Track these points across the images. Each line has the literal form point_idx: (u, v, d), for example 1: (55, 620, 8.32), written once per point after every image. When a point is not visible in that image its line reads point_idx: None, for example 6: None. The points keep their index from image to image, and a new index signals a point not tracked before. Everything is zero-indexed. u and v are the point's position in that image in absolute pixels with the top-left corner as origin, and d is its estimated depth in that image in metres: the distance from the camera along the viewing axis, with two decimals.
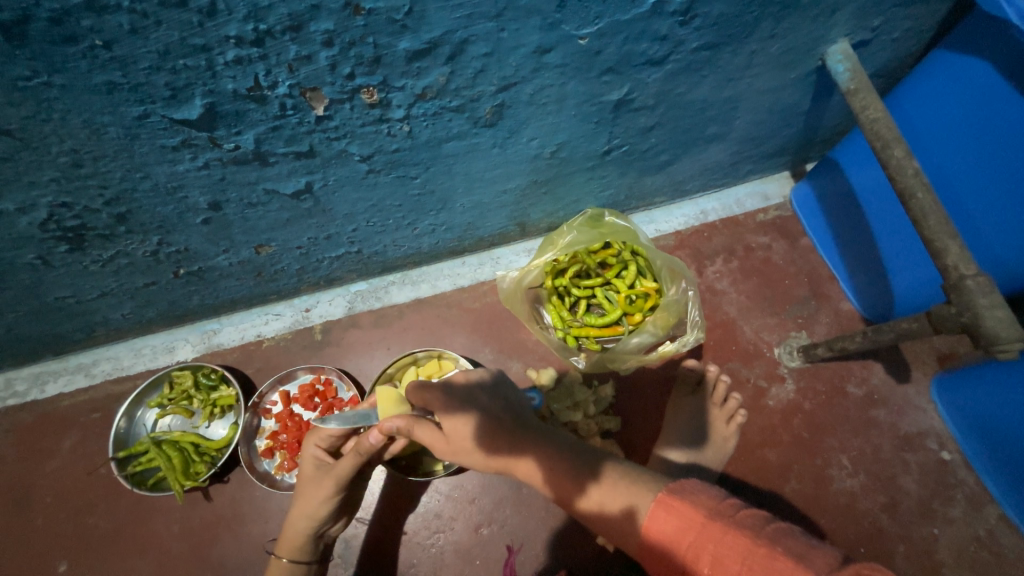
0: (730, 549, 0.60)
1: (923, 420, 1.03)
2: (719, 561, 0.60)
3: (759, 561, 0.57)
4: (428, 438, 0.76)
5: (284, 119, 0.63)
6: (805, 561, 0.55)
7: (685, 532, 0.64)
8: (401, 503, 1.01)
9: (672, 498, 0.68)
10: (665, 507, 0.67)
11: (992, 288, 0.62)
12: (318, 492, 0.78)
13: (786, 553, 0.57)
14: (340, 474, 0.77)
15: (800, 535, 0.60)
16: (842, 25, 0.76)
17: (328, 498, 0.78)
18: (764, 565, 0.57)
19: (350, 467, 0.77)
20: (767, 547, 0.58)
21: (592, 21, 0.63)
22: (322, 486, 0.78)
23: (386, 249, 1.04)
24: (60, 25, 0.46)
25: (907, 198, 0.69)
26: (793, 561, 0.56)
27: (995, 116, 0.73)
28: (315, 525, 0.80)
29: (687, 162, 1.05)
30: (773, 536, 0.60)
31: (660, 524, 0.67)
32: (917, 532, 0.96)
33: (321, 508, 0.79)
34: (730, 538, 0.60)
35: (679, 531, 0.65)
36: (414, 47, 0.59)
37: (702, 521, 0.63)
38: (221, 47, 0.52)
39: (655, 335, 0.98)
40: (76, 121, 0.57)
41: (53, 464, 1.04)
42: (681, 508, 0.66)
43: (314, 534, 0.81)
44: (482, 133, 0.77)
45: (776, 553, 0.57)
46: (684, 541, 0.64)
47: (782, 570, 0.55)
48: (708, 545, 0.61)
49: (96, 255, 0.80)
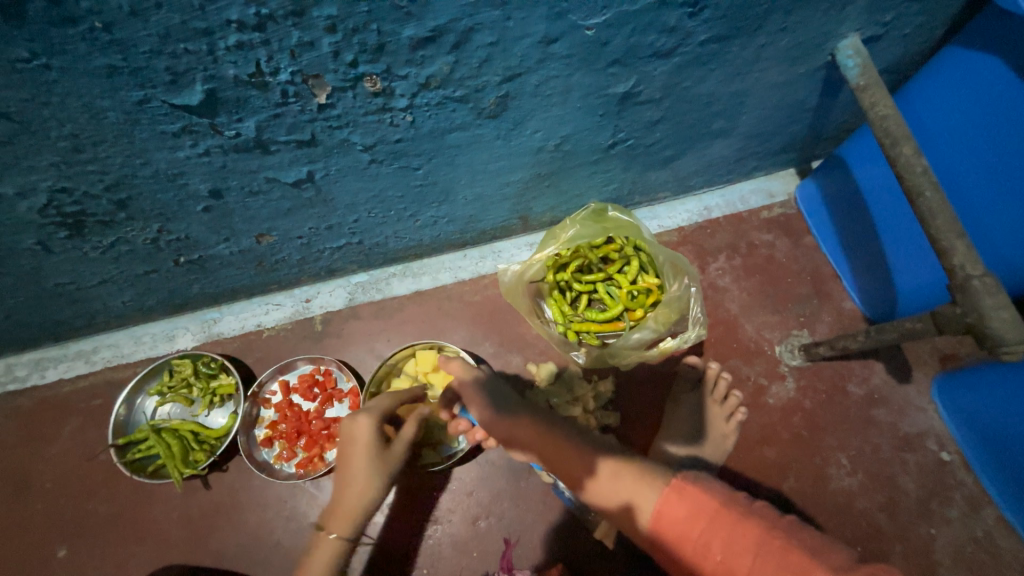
0: (743, 537, 0.67)
1: (923, 420, 1.03)
2: (731, 546, 0.67)
3: (773, 551, 0.65)
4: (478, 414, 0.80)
5: (285, 107, 0.63)
6: (820, 556, 0.63)
7: (696, 517, 0.70)
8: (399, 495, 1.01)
9: (686, 483, 0.73)
10: (678, 491, 0.72)
11: (999, 288, 0.62)
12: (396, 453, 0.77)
13: (800, 547, 0.65)
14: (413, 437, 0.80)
15: (807, 537, 0.66)
16: (854, 19, 0.75)
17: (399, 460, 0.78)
18: (778, 554, 0.64)
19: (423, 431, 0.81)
20: (781, 539, 0.66)
21: (599, 11, 0.62)
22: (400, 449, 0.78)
23: (387, 240, 1.04)
24: (59, 6, 0.45)
25: (915, 196, 0.68)
26: (807, 553, 0.64)
27: (1004, 115, 0.73)
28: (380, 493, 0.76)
29: (690, 158, 1.04)
30: (787, 528, 0.68)
31: (673, 507, 0.72)
32: (914, 532, 0.96)
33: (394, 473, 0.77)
34: (743, 528, 0.68)
35: (692, 515, 0.71)
36: (419, 35, 0.58)
37: (716, 508, 0.70)
38: (222, 32, 0.51)
39: (655, 331, 0.97)
40: (75, 105, 0.56)
41: (53, 449, 1.04)
42: (695, 494, 0.72)
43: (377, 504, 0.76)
44: (485, 124, 0.77)
45: (790, 546, 0.65)
46: (695, 525, 0.70)
47: (796, 560, 0.63)
48: (720, 530, 0.68)
49: (96, 241, 0.80)
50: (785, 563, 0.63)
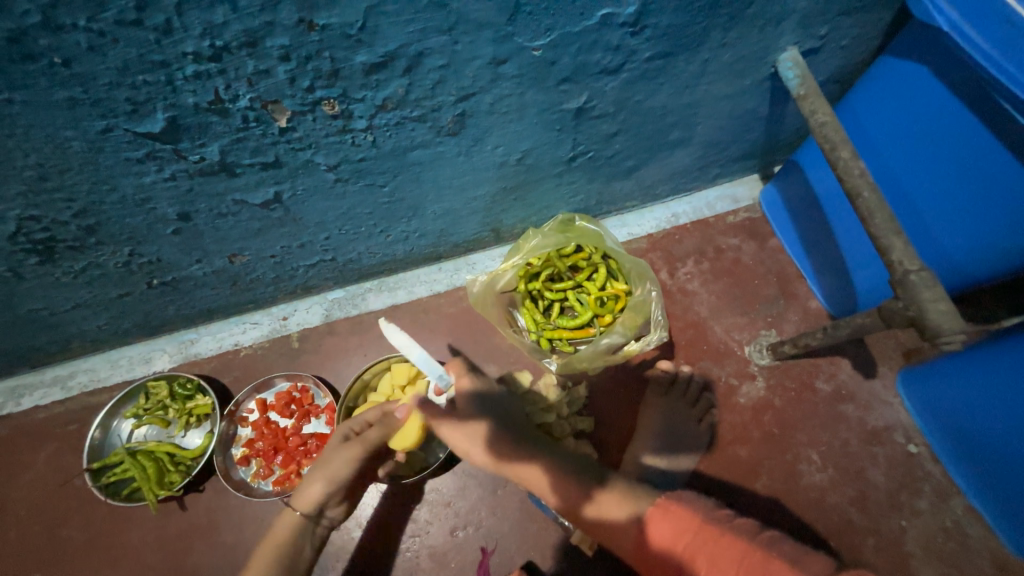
0: (724, 550, 0.68)
1: (889, 413, 1.05)
2: (716, 560, 0.67)
3: (755, 561, 0.65)
4: (494, 409, 0.82)
5: (247, 132, 0.65)
6: (799, 564, 0.62)
7: (682, 534, 0.72)
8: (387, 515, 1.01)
9: (670, 503, 0.76)
10: (664, 511, 0.75)
11: (935, 281, 0.65)
12: (344, 451, 0.83)
13: (780, 557, 0.64)
14: (370, 440, 0.84)
15: (786, 548, 0.66)
16: (790, 34, 0.79)
17: (353, 460, 0.83)
18: (759, 565, 0.64)
19: (380, 435, 0.85)
20: (761, 550, 0.66)
21: (544, 33, 0.65)
22: (351, 446, 0.83)
23: (360, 256, 1.06)
24: (19, 45, 0.48)
25: (854, 197, 0.72)
26: (786, 562, 0.63)
27: (932, 120, 0.77)
28: (331, 490, 0.83)
29: (653, 167, 1.08)
30: (765, 541, 0.68)
31: (658, 526, 0.74)
32: (885, 525, 0.98)
33: (343, 472, 0.83)
34: (725, 541, 0.68)
35: (677, 532, 0.72)
36: (371, 60, 0.61)
37: (698, 525, 0.72)
38: (179, 63, 0.54)
39: (623, 335, 0.98)
40: (40, 137, 0.58)
41: (27, 477, 1.04)
42: (678, 512, 0.74)
43: (328, 495, 0.83)
44: (446, 142, 0.80)
45: (770, 556, 0.65)
46: (681, 542, 0.71)
47: (777, 569, 0.63)
48: (705, 545, 0.69)
49: (68, 266, 0.81)
50: (766, 571, 0.63)
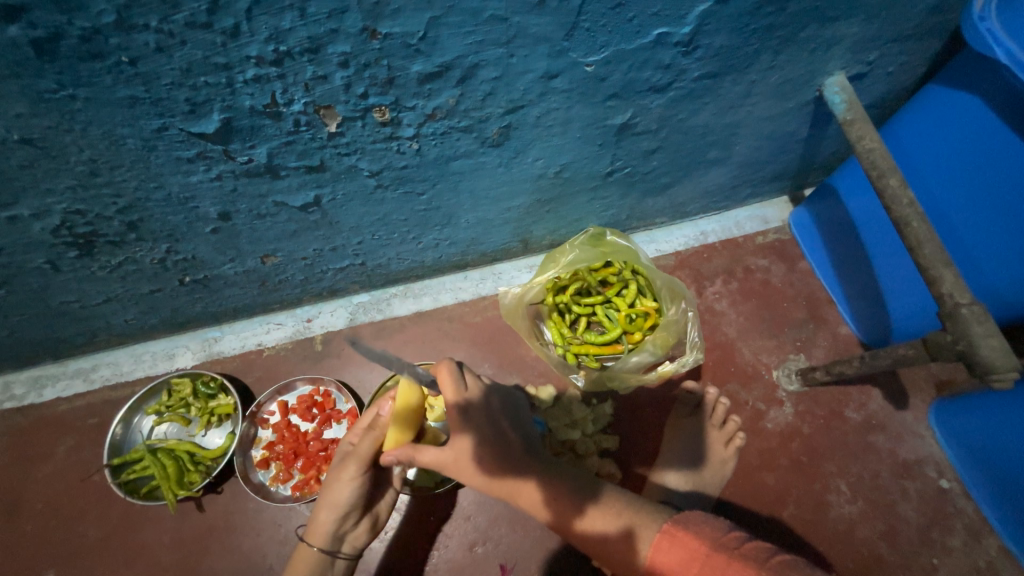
0: None
1: (921, 446, 1.03)
2: None
3: None
4: (485, 418, 0.74)
5: (296, 135, 0.65)
6: None
7: (688, 563, 0.66)
8: (406, 528, 0.99)
9: (676, 528, 0.70)
10: (670, 538, 0.69)
11: (987, 316, 0.63)
12: (341, 474, 0.78)
13: None
14: (360, 455, 0.78)
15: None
16: (839, 59, 0.79)
17: (351, 480, 0.78)
18: None
19: (370, 445, 0.78)
20: None
21: (598, 49, 0.65)
22: (346, 467, 0.78)
23: (389, 261, 1.06)
24: (89, 43, 0.48)
25: (902, 226, 0.71)
26: None
27: (981, 148, 0.76)
28: (338, 517, 0.79)
29: (687, 185, 1.07)
30: (776, 569, 0.61)
31: (663, 554, 0.68)
32: (917, 562, 0.95)
33: (345, 495, 0.78)
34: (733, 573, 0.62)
35: (683, 562, 0.67)
36: (426, 70, 0.61)
37: (706, 552, 0.65)
38: (241, 66, 0.54)
39: (653, 354, 0.96)
40: (96, 133, 0.58)
41: (46, 469, 1.03)
42: (684, 538, 0.68)
43: (339, 522, 0.79)
44: (489, 153, 0.80)
45: None
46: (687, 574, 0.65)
47: None
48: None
49: (105, 261, 0.81)
50: None
